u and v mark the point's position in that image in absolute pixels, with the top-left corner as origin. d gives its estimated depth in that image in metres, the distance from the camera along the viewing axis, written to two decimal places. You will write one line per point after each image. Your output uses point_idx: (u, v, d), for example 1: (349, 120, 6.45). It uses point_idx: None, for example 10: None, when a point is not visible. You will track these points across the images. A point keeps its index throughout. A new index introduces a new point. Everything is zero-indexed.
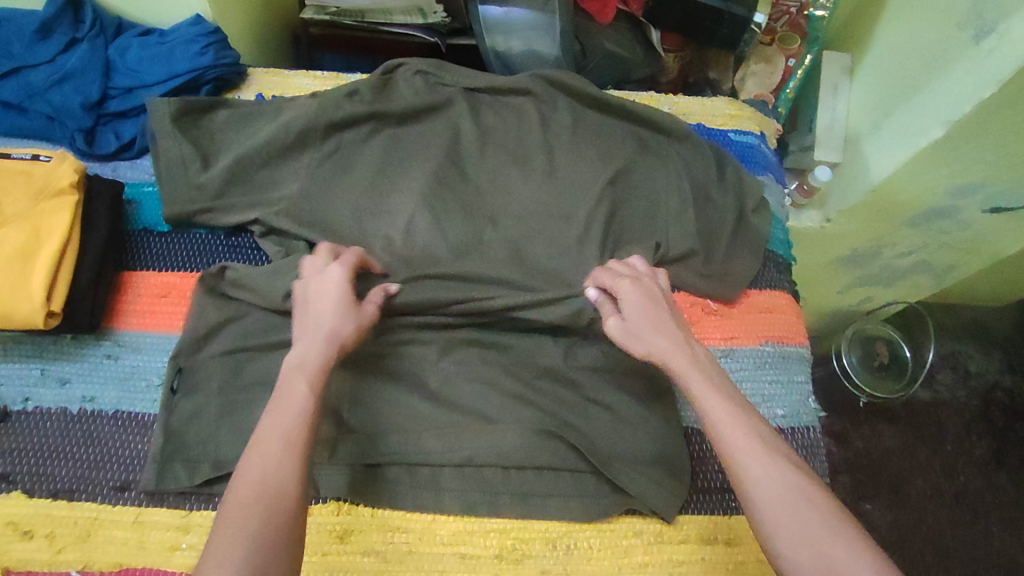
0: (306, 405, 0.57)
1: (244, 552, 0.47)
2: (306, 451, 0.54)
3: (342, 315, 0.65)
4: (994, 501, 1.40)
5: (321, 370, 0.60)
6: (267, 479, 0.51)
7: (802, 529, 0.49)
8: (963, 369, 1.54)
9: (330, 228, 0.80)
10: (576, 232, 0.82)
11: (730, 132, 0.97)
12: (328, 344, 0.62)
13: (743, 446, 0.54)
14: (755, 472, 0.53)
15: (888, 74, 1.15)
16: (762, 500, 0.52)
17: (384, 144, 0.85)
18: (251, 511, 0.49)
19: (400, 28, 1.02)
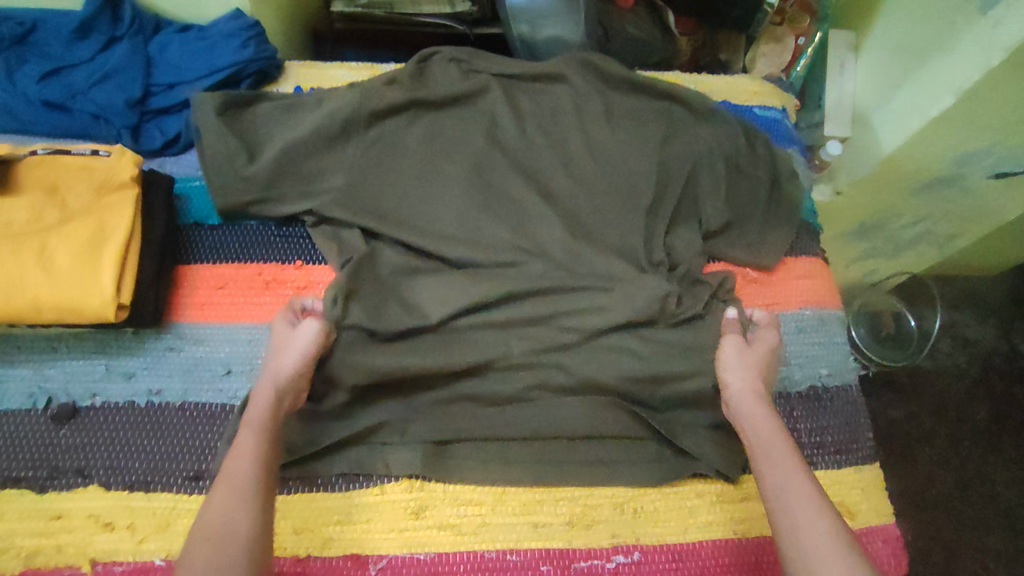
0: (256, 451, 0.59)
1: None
2: (265, 493, 0.57)
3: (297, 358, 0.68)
4: (1003, 464, 1.45)
5: (266, 421, 0.62)
6: (225, 522, 0.53)
7: None
8: (962, 337, 1.60)
9: (379, 215, 0.81)
10: (618, 207, 0.84)
11: (755, 108, 1.00)
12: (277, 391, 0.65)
13: (796, 494, 0.58)
14: (801, 523, 0.56)
15: (896, 49, 1.19)
16: (801, 543, 0.55)
17: (423, 130, 0.87)
18: (209, 551, 0.51)
19: (428, 17, 1.04)
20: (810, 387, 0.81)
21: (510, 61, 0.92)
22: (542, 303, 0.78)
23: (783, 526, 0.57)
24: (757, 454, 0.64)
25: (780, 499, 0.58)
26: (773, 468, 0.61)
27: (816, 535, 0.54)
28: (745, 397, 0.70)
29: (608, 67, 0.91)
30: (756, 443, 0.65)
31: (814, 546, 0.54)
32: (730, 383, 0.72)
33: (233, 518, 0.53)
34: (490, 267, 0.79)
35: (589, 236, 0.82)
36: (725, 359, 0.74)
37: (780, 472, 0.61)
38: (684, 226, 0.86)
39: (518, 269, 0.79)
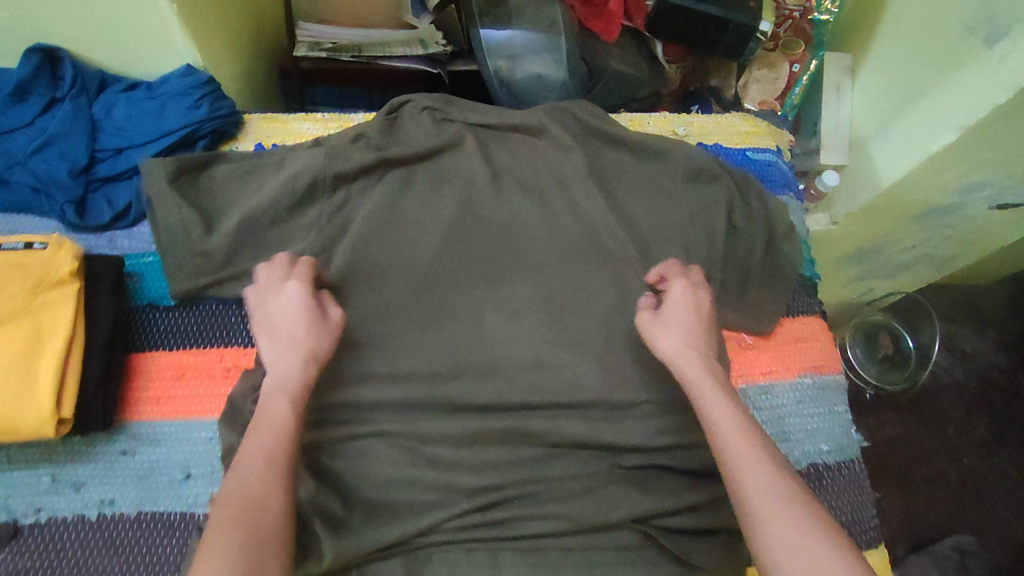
0: (287, 422, 0.59)
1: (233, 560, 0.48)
2: (289, 467, 0.56)
3: (313, 330, 0.65)
4: (1000, 483, 1.41)
5: (302, 393, 0.61)
6: (246, 495, 0.53)
7: (794, 536, 0.52)
8: (959, 351, 1.56)
9: (348, 287, 0.76)
10: (603, 275, 0.81)
11: (747, 151, 0.94)
12: (307, 365, 0.63)
13: (753, 470, 0.56)
14: (760, 488, 0.55)
15: (895, 73, 1.13)
16: (764, 524, 0.53)
17: (395, 192, 0.81)
18: (239, 533, 0.50)
19: (399, 60, 0.94)
20: (810, 464, 0.77)
21: (490, 109, 0.89)
22: (523, 384, 0.74)
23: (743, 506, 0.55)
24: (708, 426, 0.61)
25: (738, 479, 0.56)
26: (726, 444, 0.59)
27: (773, 513, 0.53)
28: (684, 367, 0.66)
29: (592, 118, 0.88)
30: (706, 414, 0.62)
31: (775, 523, 0.53)
32: (665, 349, 0.68)
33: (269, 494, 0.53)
34: (470, 342, 0.76)
35: (572, 305, 0.79)
36: (657, 326, 0.70)
37: (733, 448, 0.58)
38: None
39: (498, 345, 0.76)
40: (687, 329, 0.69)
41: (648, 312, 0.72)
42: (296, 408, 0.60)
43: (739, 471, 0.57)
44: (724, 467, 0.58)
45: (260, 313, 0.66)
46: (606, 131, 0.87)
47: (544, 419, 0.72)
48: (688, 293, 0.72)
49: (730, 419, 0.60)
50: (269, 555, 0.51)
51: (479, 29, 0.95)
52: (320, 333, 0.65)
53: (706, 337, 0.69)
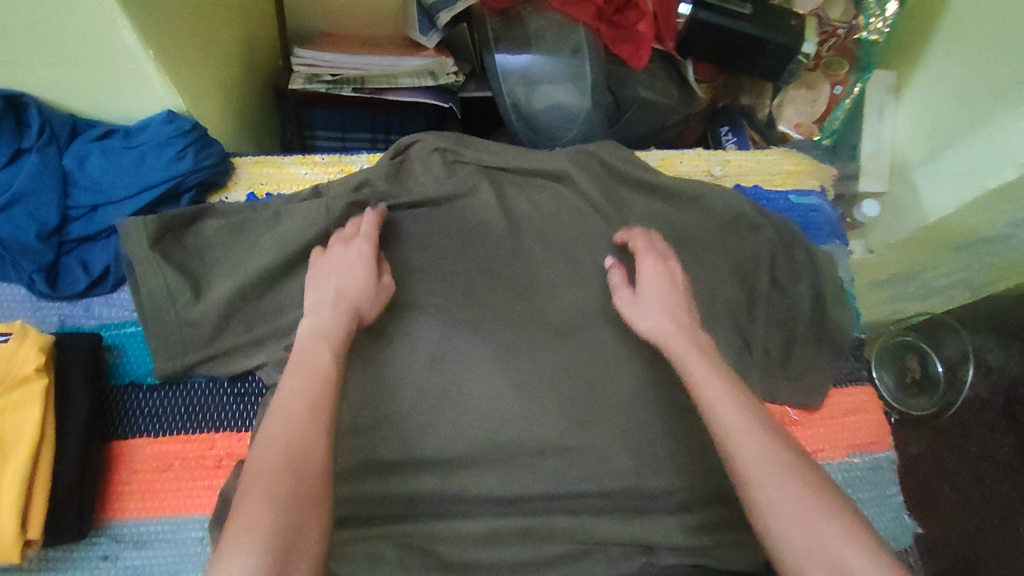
0: (326, 368, 0.55)
1: (275, 515, 0.45)
2: (333, 410, 0.52)
3: (363, 287, 0.64)
4: None
5: (342, 341, 0.58)
6: (287, 443, 0.49)
7: (795, 502, 0.49)
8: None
9: (354, 361, 0.69)
10: (633, 341, 0.73)
11: (790, 194, 0.86)
12: (349, 317, 0.61)
13: (741, 435, 0.53)
14: (753, 458, 0.51)
15: (945, 97, 1.04)
16: (755, 489, 0.50)
17: (405, 250, 0.74)
18: (273, 485, 0.47)
19: (407, 93, 0.84)
20: None
21: (507, 149, 0.81)
22: (546, 471, 0.67)
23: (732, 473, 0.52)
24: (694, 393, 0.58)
25: (726, 446, 0.53)
26: (712, 408, 0.56)
27: (763, 478, 0.50)
28: (667, 338, 0.63)
29: (617, 160, 0.81)
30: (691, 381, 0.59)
31: (766, 488, 0.50)
32: (646, 325, 0.66)
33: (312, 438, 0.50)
34: (486, 421, 0.68)
35: (599, 377, 0.71)
36: (637, 305, 0.68)
37: (719, 412, 0.55)
38: (721, 354, 0.71)
39: (517, 424, 0.68)
40: (665, 304, 0.66)
41: (625, 291, 0.71)
42: (336, 355, 0.56)
43: (727, 436, 0.53)
44: (716, 437, 0.54)
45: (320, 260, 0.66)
46: (637, 176, 0.80)
47: (572, 512, 0.66)
48: (659, 265, 0.69)
49: (720, 386, 0.56)
50: (309, 506, 0.47)
51: (494, 54, 0.86)
52: (375, 296, 0.65)
53: (685, 303, 0.67)
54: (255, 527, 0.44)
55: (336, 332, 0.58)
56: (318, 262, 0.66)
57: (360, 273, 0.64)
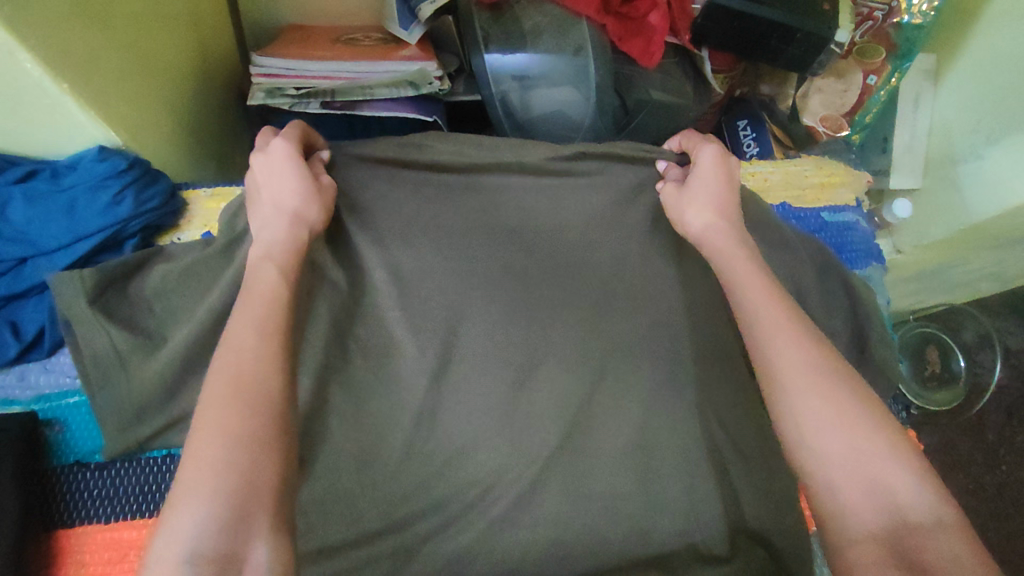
0: (277, 290, 0.49)
1: (230, 457, 0.40)
2: (287, 341, 0.47)
3: (303, 194, 0.58)
4: None
5: (290, 258, 0.53)
6: (240, 372, 0.44)
7: (829, 411, 0.45)
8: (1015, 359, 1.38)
9: (331, 423, 0.60)
10: (646, 382, 0.62)
11: (824, 211, 0.75)
12: (296, 228, 0.55)
13: (787, 342, 0.49)
14: (788, 363, 0.48)
15: (987, 88, 0.94)
16: (791, 395, 0.46)
17: (387, 288, 0.64)
18: (225, 403, 0.42)
19: (384, 106, 0.73)
20: None
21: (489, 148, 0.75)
22: (554, 539, 0.58)
23: (766, 374, 0.48)
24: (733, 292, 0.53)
25: (763, 348, 0.49)
26: (752, 307, 0.51)
27: (802, 385, 0.46)
28: (709, 238, 0.60)
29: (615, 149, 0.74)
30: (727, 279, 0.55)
31: (804, 394, 0.46)
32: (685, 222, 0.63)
33: (254, 356, 0.45)
34: (481, 482, 0.59)
35: (612, 429, 0.61)
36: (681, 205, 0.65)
37: (759, 313, 0.51)
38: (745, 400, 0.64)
39: (522, 491, 0.59)
40: (715, 198, 0.62)
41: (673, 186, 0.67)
42: (285, 273, 0.51)
43: (767, 337, 0.49)
44: (749, 339, 0.50)
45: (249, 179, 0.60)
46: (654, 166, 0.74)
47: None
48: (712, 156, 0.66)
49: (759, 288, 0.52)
50: (260, 441, 0.41)
51: (483, 55, 0.74)
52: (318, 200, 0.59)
53: (732, 207, 0.62)
54: (208, 465, 0.40)
55: (283, 246, 0.53)
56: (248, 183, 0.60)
57: (290, 173, 0.58)
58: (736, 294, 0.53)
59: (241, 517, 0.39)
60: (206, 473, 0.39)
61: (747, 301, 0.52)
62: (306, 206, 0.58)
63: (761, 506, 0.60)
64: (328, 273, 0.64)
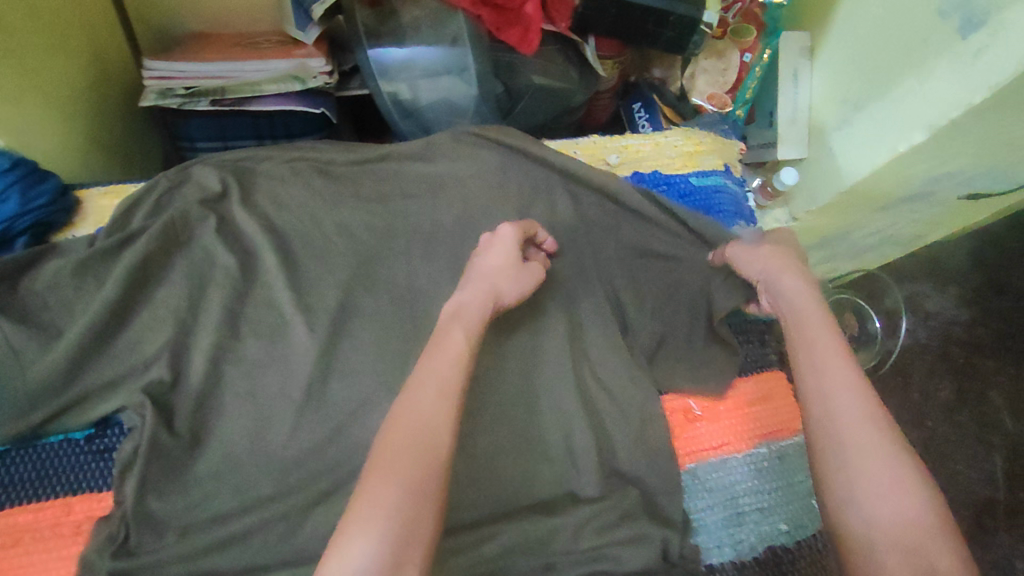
0: (463, 351, 0.54)
1: (401, 504, 0.44)
2: (460, 401, 0.51)
3: (515, 273, 0.63)
4: (967, 446, 1.31)
5: (479, 325, 0.57)
6: (423, 425, 0.48)
7: (883, 476, 0.46)
8: (924, 310, 1.48)
9: (227, 397, 0.64)
10: (525, 343, 0.69)
11: (692, 176, 0.81)
12: (491, 302, 0.60)
13: (847, 399, 0.51)
14: (845, 421, 0.50)
15: (853, 59, 1.01)
16: (848, 454, 0.48)
17: (277, 267, 0.68)
18: (402, 452, 0.46)
19: (274, 101, 0.77)
20: (767, 549, 0.68)
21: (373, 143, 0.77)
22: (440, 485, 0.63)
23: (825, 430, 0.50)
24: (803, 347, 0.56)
25: (823, 402, 0.51)
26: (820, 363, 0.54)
27: (860, 443, 0.48)
28: (781, 298, 0.62)
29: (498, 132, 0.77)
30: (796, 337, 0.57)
31: (863, 456, 0.48)
32: (761, 268, 0.66)
33: (436, 415, 0.49)
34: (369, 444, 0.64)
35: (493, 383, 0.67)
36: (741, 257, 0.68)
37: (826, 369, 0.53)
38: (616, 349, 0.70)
39: None
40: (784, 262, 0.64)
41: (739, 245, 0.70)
42: (472, 338, 0.55)
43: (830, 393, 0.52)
44: (810, 392, 0.53)
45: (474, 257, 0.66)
46: (538, 159, 0.77)
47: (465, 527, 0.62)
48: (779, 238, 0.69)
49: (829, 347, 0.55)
50: (425, 495, 0.45)
51: (367, 50, 0.80)
52: (520, 279, 0.64)
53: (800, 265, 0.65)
54: (380, 507, 0.43)
55: (475, 316, 0.58)
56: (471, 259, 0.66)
57: (509, 253, 0.64)
58: (807, 347, 0.56)
59: (396, 561, 0.41)
60: (376, 523, 0.43)
61: (817, 356, 0.55)
62: (514, 281, 0.63)
63: (625, 442, 0.66)
64: (217, 258, 0.67)
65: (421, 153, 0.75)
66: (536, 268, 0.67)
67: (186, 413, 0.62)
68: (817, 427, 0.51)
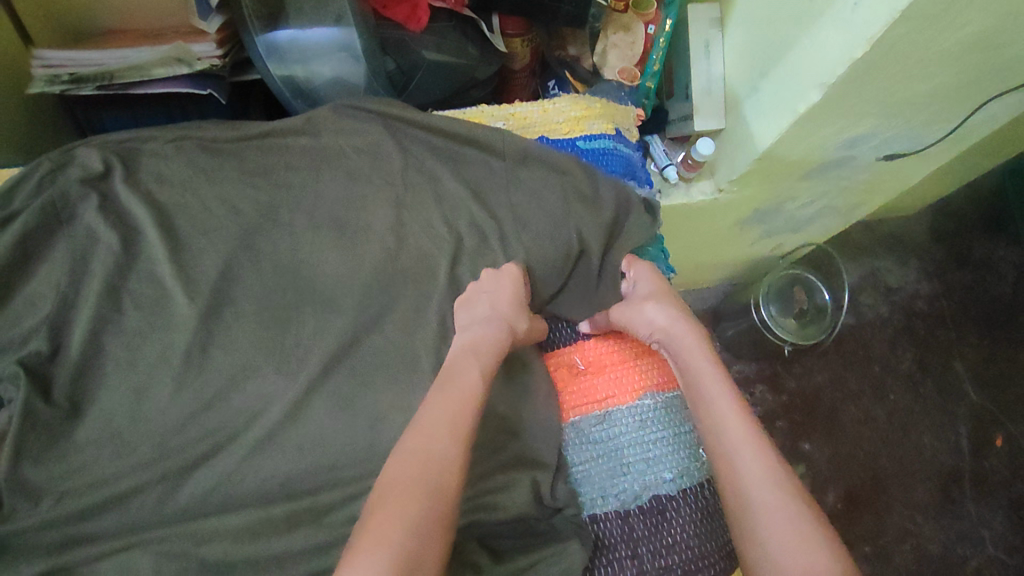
0: (475, 394, 0.62)
1: (404, 537, 0.51)
2: (468, 445, 0.59)
3: (528, 319, 0.72)
4: (927, 415, 1.38)
5: (490, 357, 0.66)
6: (438, 454, 0.56)
7: (786, 533, 0.54)
8: (884, 286, 1.50)
9: (104, 366, 0.65)
10: (410, 305, 0.71)
11: (579, 139, 0.84)
12: (503, 335, 0.68)
13: (749, 463, 0.59)
14: (751, 487, 0.58)
15: (755, 25, 1.02)
16: (757, 508, 0.56)
17: (159, 239, 0.69)
18: (403, 492, 0.53)
19: (161, 84, 0.81)
20: (653, 497, 0.68)
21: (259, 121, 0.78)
22: (318, 444, 0.65)
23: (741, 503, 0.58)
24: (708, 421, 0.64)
25: (729, 473, 0.60)
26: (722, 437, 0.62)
27: (773, 509, 0.56)
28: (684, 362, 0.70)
29: (385, 108, 0.79)
30: (700, 396, 0.67)
31: (773, 516, 0.55)
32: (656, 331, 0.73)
33: (445, 457, 0.56)
34: (250, 407, 0.66)
35: (378, 345, 0.70)
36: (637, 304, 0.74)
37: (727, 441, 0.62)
38: None
39: (295, 407, 0.66)
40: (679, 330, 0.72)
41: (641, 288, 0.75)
42: (489, 371, 0.65)
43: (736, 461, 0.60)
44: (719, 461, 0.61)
45: (470, 295, 0.71)
46: (420, 124, 0.79)
47: (342, 484, 0.64)
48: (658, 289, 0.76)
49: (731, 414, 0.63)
50: (427, 532, 0.52)
51: (257, 37, 0.81)
52: (530, 329, 0.73)
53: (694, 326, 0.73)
54: (385, 544, 0.50)
55: (490, 358, 0.66)
56: (467, 294, 0.72)
57: (518, 301, 0.71)
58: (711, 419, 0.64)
59: None
60: (384, 557, 0.49)
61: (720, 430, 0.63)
62: (528, 330, 0.72)
63: (501, 393, 0.70)
64: (96, 233, 0.68)
65: (305, 127, 0.78)
66: (546, 325, 0.75)
67: (62, 382, 0.64)
68: (731, 496, 0.59)
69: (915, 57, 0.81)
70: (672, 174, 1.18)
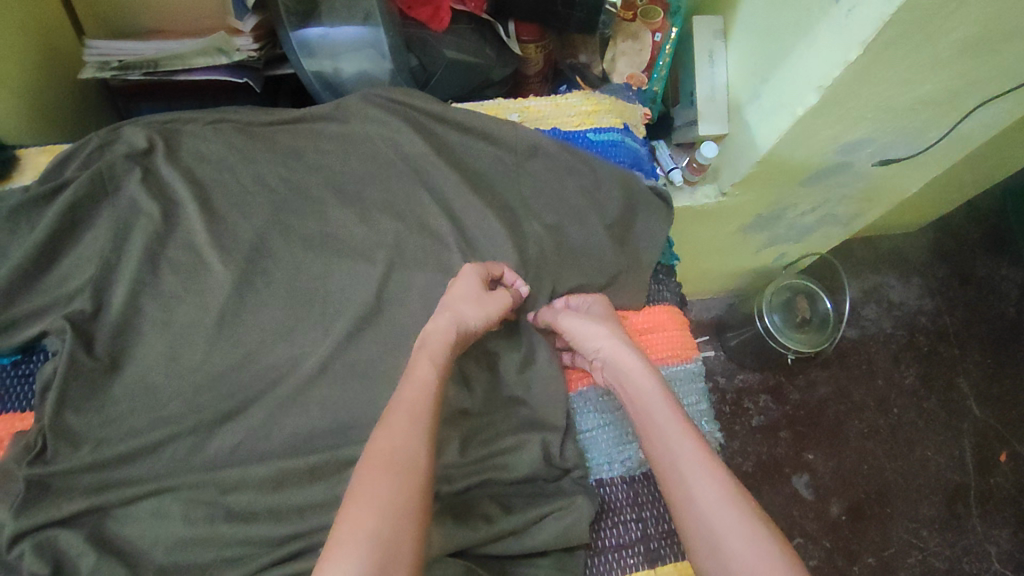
0: (431, 381, 0.61)
1: (378, 522, 0.50)
2: (432, 427, 0.58)
3: (479, 307, 0.69)
4: (931, 430, 1.40)
5: (440, 348, 0.65)
6: (393, 458, 0.54)
7: (728, 524, 0.53)
8: (887, 301, 1.53)
9: (142, 327, 0.69)
10: (429, 279, 0.75)
11: (589, 133, 0.90)
12: (450, 327, 0.67)
13: (687, 458, 0.58)
14: (689, 480, 0.57)
15: (758, 34, 1.08)
16: (699, 502, 0.55)
17: (196, 212, 0.74)
18: (375, 480, 0.53)
19: (204, 72, 0.88)
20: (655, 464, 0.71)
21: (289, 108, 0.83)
22: (339, 408, 0.68)
23: (713, 561, 0.52)
24: (656, 448, 0.60)
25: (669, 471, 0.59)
26: (675, 460, 0.59)
27: (714, 501, 0.55)
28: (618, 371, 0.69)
29: (408, 98, 0.84)
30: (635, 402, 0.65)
31: (715, 508, 0.54)
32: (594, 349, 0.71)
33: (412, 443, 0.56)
34: (277, 369, 0.69)
35: (398, 318, 0.73)
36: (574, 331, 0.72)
37: (683, 465, 0.58)
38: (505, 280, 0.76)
39: (319, 374, 0.69)
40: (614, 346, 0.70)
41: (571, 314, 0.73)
42: (436, 363, 0.63)
43: (691, 489, 0.56)
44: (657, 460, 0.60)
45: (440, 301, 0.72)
46: (438, 116, 0.84)
47: (360, 443, 0.67)
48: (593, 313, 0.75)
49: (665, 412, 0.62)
50: (405, 513, 0.52)
51: (290, 32, 0.88)
52: (488, 307, 0.70)
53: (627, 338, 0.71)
54: (360, 529, 0.49)
55: (440, 349, 0.65)
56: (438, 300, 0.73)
57: (469, 293, 0.70)
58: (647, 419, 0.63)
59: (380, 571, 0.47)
60: (363, 538, 0.49)
61: (672, 455, 0.59)
62: (479, 316, 0.69)
63: (514, 363, 0.74)
64: (138, 203, 0.73)
65: (333, 116, 0.83)
66: (503, 299, 0.71)
67: (104, 338, 0.68)
68: (672, 495, 0.57)
69: (909, 58, 0.85)
70: (678, 176, 1.22)
